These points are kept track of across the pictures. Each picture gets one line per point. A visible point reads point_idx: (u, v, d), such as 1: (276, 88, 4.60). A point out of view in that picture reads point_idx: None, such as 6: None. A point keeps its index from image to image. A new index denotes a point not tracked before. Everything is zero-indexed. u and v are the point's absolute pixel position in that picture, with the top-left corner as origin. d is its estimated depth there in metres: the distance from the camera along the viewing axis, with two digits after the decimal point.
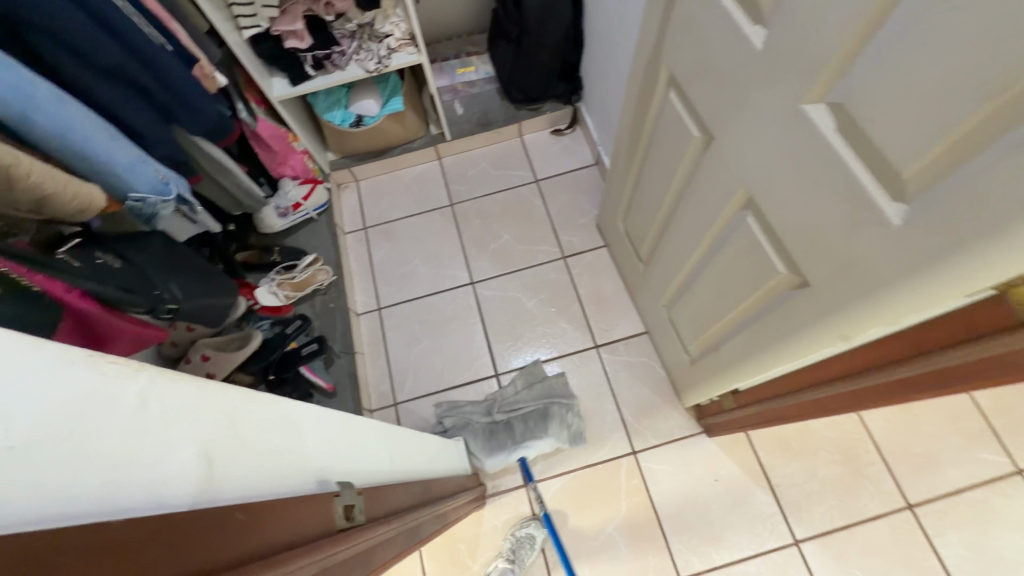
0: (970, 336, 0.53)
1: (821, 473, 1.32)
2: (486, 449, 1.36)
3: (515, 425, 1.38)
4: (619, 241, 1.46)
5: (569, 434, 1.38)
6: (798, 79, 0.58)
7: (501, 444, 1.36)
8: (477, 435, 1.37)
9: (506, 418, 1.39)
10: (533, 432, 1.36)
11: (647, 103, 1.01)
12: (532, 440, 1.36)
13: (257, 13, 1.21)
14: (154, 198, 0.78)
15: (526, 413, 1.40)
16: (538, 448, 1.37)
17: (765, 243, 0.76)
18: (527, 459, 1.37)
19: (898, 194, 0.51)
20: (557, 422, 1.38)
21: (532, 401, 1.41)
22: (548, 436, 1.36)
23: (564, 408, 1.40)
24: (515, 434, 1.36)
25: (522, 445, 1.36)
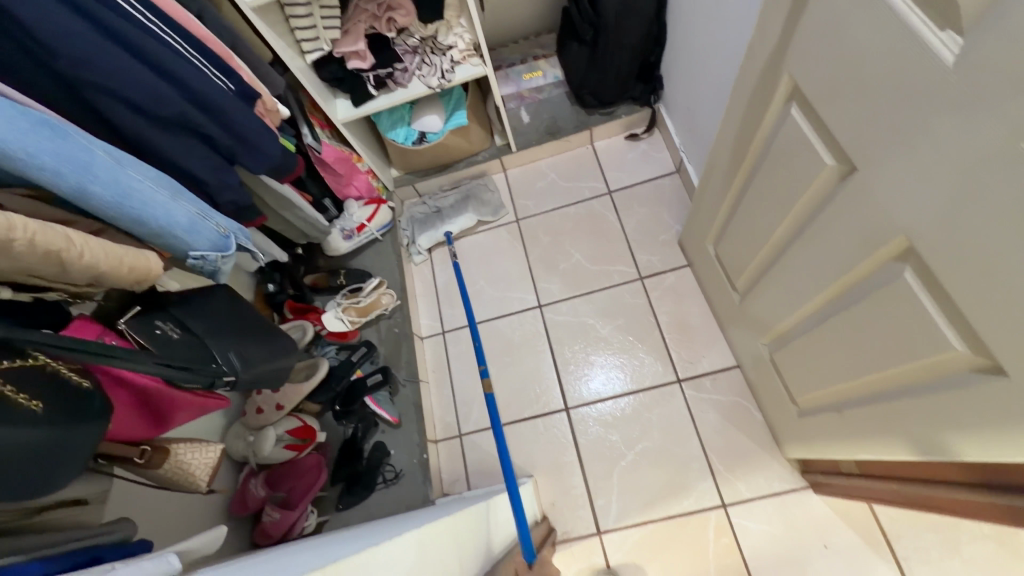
0: None
1: (965, 549, 1.09)
2: (422, 227, 1.63)
3: (442, 210, 1.65)
4: (708, 265, 1.29)
5: (486, 209, 1.63)
6: (1019, 108, 0.42)
7: (430, 224, 1.62)
8: (419, 220, 1.64)
9: (439, 204, 1.65)
10: (457, 210, 1.63)
11: (756, 117, 0.85)
12: (454, 217, 1.62)
13: (319, 36, 1.16)
14: (214, 254, 0.74)
15: (452, 200, 1.66)
16: (460, 223, 1.62)
17: (936, 311, 0.58)
18: (452, 234, 1.63)
19: None
20: (478, 199, 1.64)
21: (456, 192, 1.67)
22: (468, 212, 1.62)
23: (484, 189, 1.65)
24: (442, 214, 1.63)
25: (446, 223, 1.62)
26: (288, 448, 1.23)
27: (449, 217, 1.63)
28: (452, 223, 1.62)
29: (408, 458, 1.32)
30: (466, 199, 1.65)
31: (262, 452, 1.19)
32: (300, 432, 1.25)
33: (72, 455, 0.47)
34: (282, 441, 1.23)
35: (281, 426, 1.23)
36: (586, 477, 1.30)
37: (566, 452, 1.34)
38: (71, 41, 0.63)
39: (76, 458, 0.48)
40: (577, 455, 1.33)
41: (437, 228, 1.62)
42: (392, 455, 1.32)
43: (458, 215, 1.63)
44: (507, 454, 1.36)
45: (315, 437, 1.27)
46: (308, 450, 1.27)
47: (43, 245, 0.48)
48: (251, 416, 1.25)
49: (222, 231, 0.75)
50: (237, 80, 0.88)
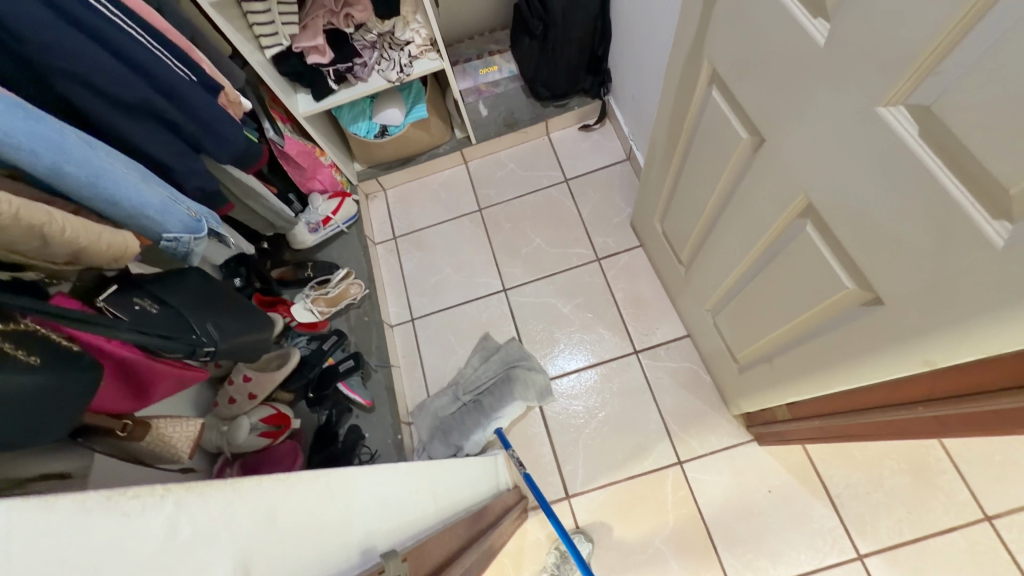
0: None
1: (887, 483, 1.24)
2: (461, 432, 1.38)
3: (481, 401, 1.41)
4: (657, 242, 1.39)
5: (532, 392, 1.40)
6: (870, 79, 0.52)
7: (473, 424, 1.38)
8: (454, 424, 1.39)
9: (475, 398, 1.42)
10: (502, 402, 1.40)
11: (686, 101, 0.94)
12: (501, 410, 1.38)
13: (278, 31, 1.21)
14: (186, 236, 0.77)
15: (490, 386, 1.43)
16: (511, 414, 1.39)
17: (830, 257, 0.69)
18: (502, 427, 1.39)
19: (1001, 212, 0.45)
20: (523, 382, 1.41)
21: (491, 376, 1.44)
22: (517, 401, 1.39)
23: (523, 367, 1.43)
24: (485, 408, 1.39)
25: (493, 417, 1.39)
26: (262, 435, 1.25)
27: (497, 410, 1.39)
28: (501, 416, 1.39)
29: (382, 439, 1.37)
30: (506, 385, 1.41)
31: (238, 441, 1.20)
32: (274, 420, 1.28)
33: (61, 409, 0.51)
34: (256, 430, 1.25)
35: (254, 415, 1.26)
36: (554, 446, 1.39)
37: (534, 425, 1.41)
38: (35, 32, 0.65)
39: (66, 413, 0.52)
40: (545, 427, 1.41)
41: (486, 426, 1.38)
42: (367, 437, 1.37)
43: (506, 403, 1.39)
44: (479, 431, 1.43)
45: (289, 424, 1.31)
46: (282, 437, 1.29)
47: (26, 220, 0.52)
48: (224, 407, 1.27)
49: (193, 214, 0.78)
50: (199, 71, 0.91)
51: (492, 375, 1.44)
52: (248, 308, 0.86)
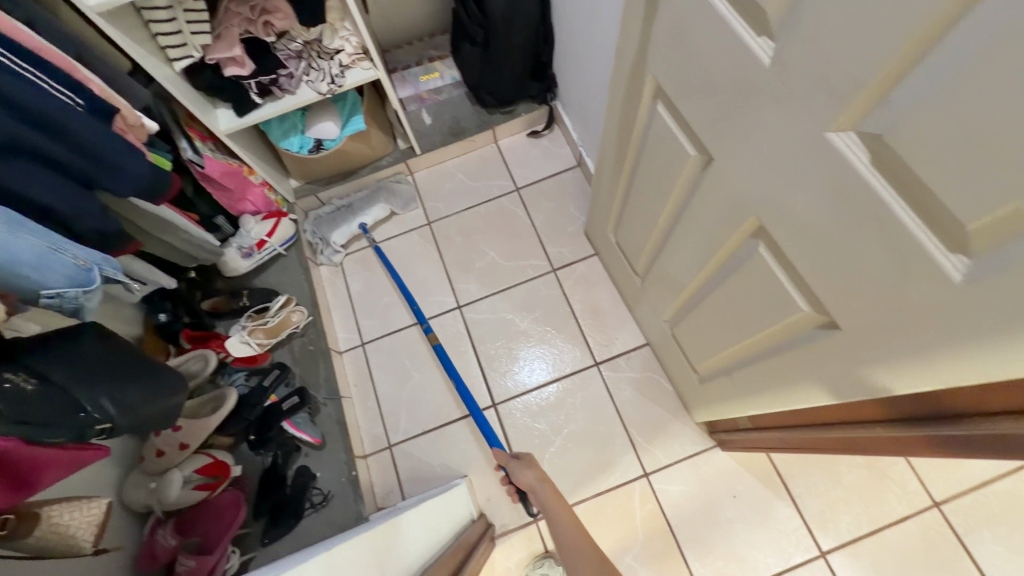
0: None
1: (843, 477, 1.27)
2: (334, 225, 1.58)
3: (352, 204, 1.60)
4: (612, 252, 1.37)
5: (397, 200, 1.62)
6: (818, 103, 0.49)
7: (341, 219, 1.58)
8: (327, 217, 1.59)
9: (347, 200, 1.61)
10: (369, 202, 1.60)
11: (632, 113, 0.91)
12: (366, 208, 1.59)
13: (187, 42, 1.07)
14: (73, 289, 0.66)
15: (363, 194, 1.62)
16: (373, 214, 1.59)
17: (784, 278, 0.66)
18: (366, 226, 1.59)
19: (958, 245, 0.42)
20: (388, 192, 1.62)
21: (363, 187, 1.63)
22: (380, 203, 1.59)
23: (390, 178, 1.64)
24: (355, 206, 1.59)
25: (358, 214, 1.58)
26: (198, 489, 1.13)
27: (361, 210, 1.59)
28: (365, 214, 1.58)
29: (336, 478, 1.27)
30: (373, 193, 1.61)
31: (168, 499, 1.08)
32: (211, 470, 1.16)
33: None
34: (191, 483, 1.13)
35: (188, 466, 1.14)
36: None
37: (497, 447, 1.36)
38: None
39: None
40: (508, 448, 1.36)
41: (350, 222, 1.58)
42: (318, 477, 1.27)
43: (370, 206, 1.59)
44: (440, 458, 1.36)
45: (228, 472, 1.19)
46: (222, 487, 1.18)
47: None
48: (150, 461, 1.14)
49: (81, 264, 0.67)
50: (86, 94, 0.79)
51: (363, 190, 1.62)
52: (159, 365, 0.75)
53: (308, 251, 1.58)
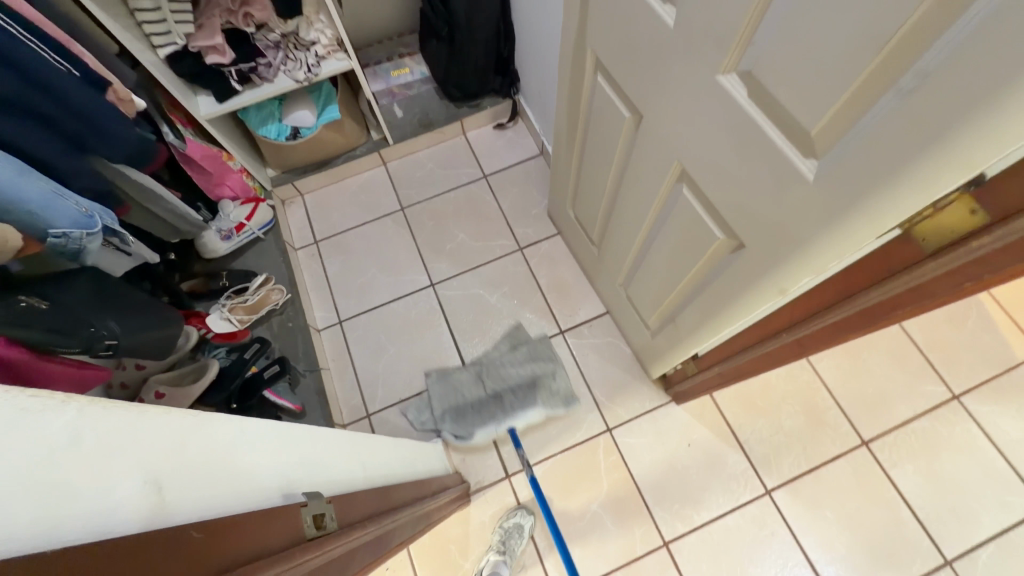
0: (870, 282, 0.59)
1: (784, 423, 1.40)
2: (472, 421, 1.41)
3: (503, 396, 1.44)
4: (572, 227, 1.49)
5: (556, 403, 1.44)
6: (708, 52, 0.62)
7: (487, 416, 1.41)
8: (470, 408, 1.43)
9: (496, 389, 1.45)
10: (524, 402, 1.43)
11: (578, 89, 1.04)
12: (521, 411, 1.41)
13: (171, 30, 1.16)
14: (78, 231, 0.73)
15: (518, 386, 1.46)
16: (528, 418, 1.42)
17: (703, 213, 0.79)
18: (517, 428, 1.41)
19: (809, 151, 0.55)
20: (545, 390, 1.45)
21: (519, 374, 1.47)
22: (536, 405, 1.42)
23: (550, 377, 1.46)
24: (505, 403, 1.42)
25: (510, 416, 1.41)
26: None
27: (516, 412, 1.42)
28: (518, 417, 1.41)
29: None
30: (532, 388, 1.45)
31: None
32: None
33: None
34: None
35: None
36: (491, 431, 1.42)
37: (471, 412, 1.45)
38: None
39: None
40: (481, 414, 1.44)
41: (500, 424, 1.41)
42: None
43: (525, 408, 1.42)
44: (416, 424, 1.43)
45: None
46: None
47: None
48: None
49: (84, 210, 0.74)
50: (80, 66, 0.86)
51: (523, 380, 1.46)
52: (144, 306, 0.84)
53: (449, 441, 1.40)
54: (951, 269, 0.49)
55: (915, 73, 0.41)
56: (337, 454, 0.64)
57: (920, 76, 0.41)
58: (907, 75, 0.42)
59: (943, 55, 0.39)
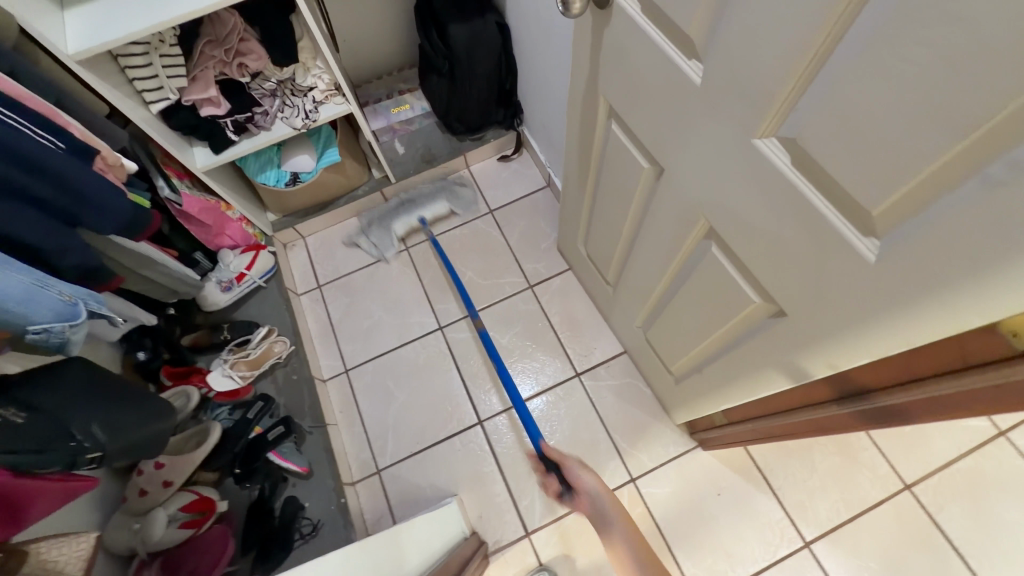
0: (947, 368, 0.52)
1: (819, 467, 1.32)
2: (387, 221, 1.65)
3: (411, 202, 1.67)
4: (584, 265, 1.42)
5: (461, 202, 1.69)
6: (742, 114, 0.55)
7: (399, 211, 1.65)
8: (386, 213, 1.66)
9: (405, 197, 1.69)
10: (429, 201, 1.67)
11: (590, 133, 0.98)
12: (427, 204, 1.66)
13: (163, 85, 1.11)
14: (60, 324, 0.67)
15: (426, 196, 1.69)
16: (433, 210, 1.67)
17: (735, 273, 0.73)
18: (427, 221, 1.66)
19: (868, 230, 0.48)
20: (450, 189, 1.70)
21: (427, 184, 1.70)
22: (442, 200, 1.67)
23: (456, 180, 1.72)
24: (413, 199, 1.67)
25: (418, 208, 1.66)
26: (183, 527, 1.12)
27: (423, 204, 1.67)
28: (425, 209, 1.66)
29: (325, 506, 1.27)
30: (439, 190, 1.69)
31: (153, 537, 1.08)
32: (196, 506, 1.15)
33: None
34: (176, 521, 1.12)
35: (172, 504, 1.13)
36: (508, 484, 1.35)
37: (485, 463, 1.38)
38: None
39: None
40: (497, 465, 1.37)
41: (411, 216, 1.65)
42: (307, 507, 1.26)
43: (431, 202, 1.67)
44: (429, 479, 1.36)
45: (215, 508, 1.18)
46: (209, 523, 1.16)
47: None
48: (134, 501, 1.12)
49: (67, 299, 0.69)
50: (67, 138, 0.82)
51: (428, 188, 1.69)
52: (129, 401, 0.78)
53: (367, 246, 1.65)
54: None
55: (1006, 164, 0.35)
56: None
57: (1014, 168, 0.35)
58: (996, 164, 0.36)
59: None
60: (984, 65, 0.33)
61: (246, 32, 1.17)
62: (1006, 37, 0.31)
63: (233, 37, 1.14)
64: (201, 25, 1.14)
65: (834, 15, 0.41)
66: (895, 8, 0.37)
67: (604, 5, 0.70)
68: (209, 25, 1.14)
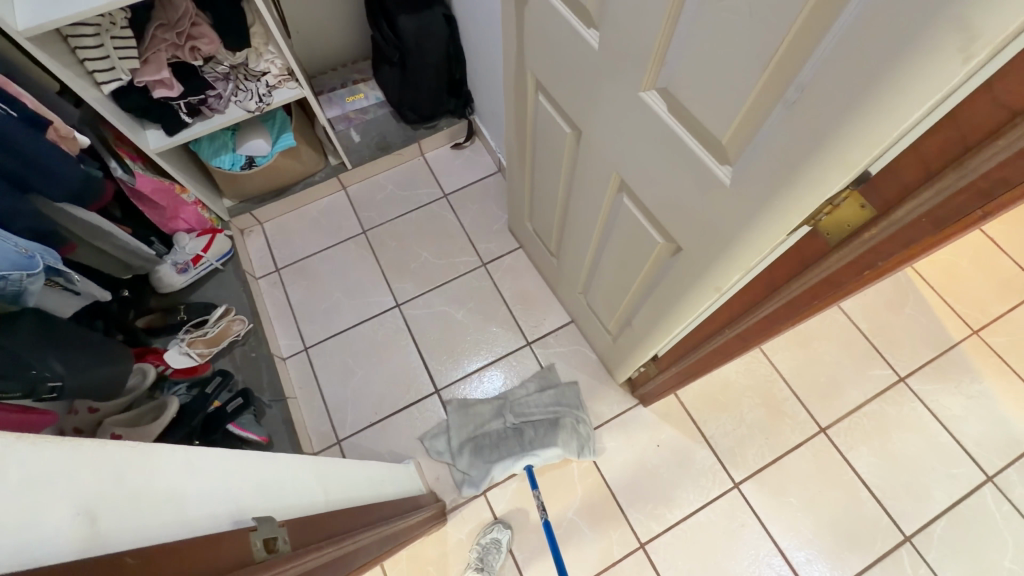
0: (792, 276, 0.64)
1: (746, 417, 1.45)
2: (493, 456, 1.38)
3: (523, 431, 1.41)
4: (531, 240, 1.52)
5: (576, 444, 1.39)
6: (630, 71, 0.66)
7: (506, 449, 1.38)
8: (490, 443, 1.40)
9: (517, 424, 1.43)
10: (543, 439, 1.39)
11: (523, 108, 1.08)
12: (539, 448, 1.37)
13: (115, 66, 1.14)
14: (17, 273, 0.70)
15: (539, 422, 1.43)
16: (546, 457, 1.36)
17: (642, 218, 0.84)
18: (534, 468, 1.36)
19: (723, 158, 0.59)
20: (568, 431, 1.40)
21: (542, 411, 1.44)
22: (555, 445, 1.36)
23: (574, 418, 1.43)
24: (524, 437, 1.39)
25: (527, 452, 1.37)
26: None
27: (534, 448, 1.37)
28: (535, 455, 1.36)
29: None
30: (551, 429, 1.40)
31: None
32: None
33: None
34: None
35: None
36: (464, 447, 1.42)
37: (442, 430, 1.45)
38: None
39: None
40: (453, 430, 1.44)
41: (516, 460, 1.37)
42: None
43: (545, 447, 1.37)
44: (388, 447, 1.42)
45: None
46: None
47: None
48: None
49: (22, 251, 0.72)
50: (19, 106, 0.86)
51: (541, 416, 1.43)
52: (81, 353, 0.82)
53: (460, 480, 1.38)
54: (850, 259, 0.54)
55: (796, 86, 0.46)
56: (299, 480, 0.66)
57: (800, 88, 0.46)
58: (791, 87, 0.46)
59: (817, 70, 0.43)
60: (769, 8, 0.44)
61: (198, 17, 1.22)
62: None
63: (184, 21, 1.19)
64: (153, 9, 1.18)
65: None
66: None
67: None
68: (161, 10, 1.19)
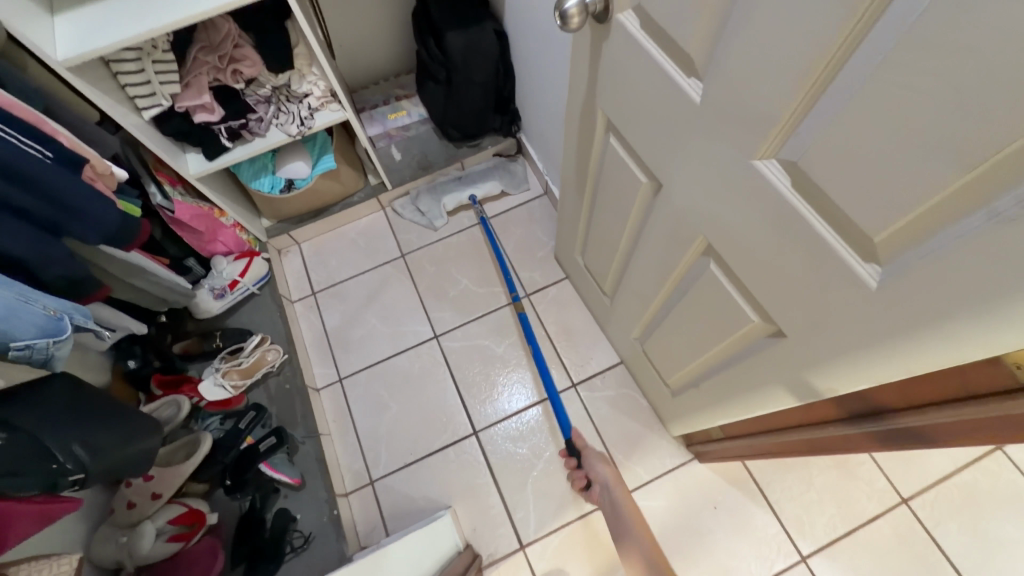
0: (945, 398, 0.53)
1: (815, 480, 1.31)
2: (439, 188, 1.69)
3: (465, 173, 1.71)
4: (581, 274, 1.41)
5: (511, 180, 1.72)
6: (743, 136, 0.55)
7: (455, 189, 1.68)
8: (441, 184, 1.70)
9: (460, 171, 1.72)
10: (481, 176, 1.70)
11: (587, 146, 0.97)
12: (479, 182, 1.69)
13: (156, 91, 1.09)
14: (43, 340, 0.66)
15: (477, 168, 1.73)
16: (484, 188, 1.69)
17: (732, 289, 0.72)
18: (477, 198, 1.69)
19: (869, 255, 0.47)
20: (505, 170, 1.73)
21: (483, 162, 1.74)
22: (493, 179, 1.70)
23: (509, 163, 1.74)
24: (466, 174, 1.70)
25: (470, 186, 1.69)
26: (172, 540, 1.11)
27: (476, 182, 1.70)
28: (477, 186, 1.69)
29: (316, 518, 1.25)
30: (494, 169, 1.72)
31: (140, 552, 1.06)
32: (185, 519, 1.14)
33: None
34: (164, 534, 1.11)
35: (160, 517, 1.12)
36: (502, 495, 1.34)
37: (479, 475, 1.36)
38: None
39: None
40: (491, 476, 1.36)
41: (462, 192, 1.68)
42: (299, 519, 1.25)
43: (483, 181, 1.70)
44: (423, 491, 1.35)
45: (203, 520, 1.16)
46: (198, 536, 1.15)
47: None
48: (121, 513, 1.11)
49: (51, 313, 0.67)
50: (55, 146, 0.80)
51: (485, 164, 1.73)
52: (107, 423, 0.77)
53: (417, 216, 1.68)
54: None
55: (1016, 199, 0.34)
56: None
57: (1022, 204, 0.34)
58: (1006, 200, 0.35)
59: None
60: (989, 98, 0.32)
61: (240, 38, 1.16)
62: (1018, 69, 0.30)
63: (226, 44, 1.13)
64: (194, 31, 1.13)
65: (840, 40, 0.40)
66: (903, 35, 0.36)
67: (603, 20, 0.69)
68: (203, 31, 1.13)
